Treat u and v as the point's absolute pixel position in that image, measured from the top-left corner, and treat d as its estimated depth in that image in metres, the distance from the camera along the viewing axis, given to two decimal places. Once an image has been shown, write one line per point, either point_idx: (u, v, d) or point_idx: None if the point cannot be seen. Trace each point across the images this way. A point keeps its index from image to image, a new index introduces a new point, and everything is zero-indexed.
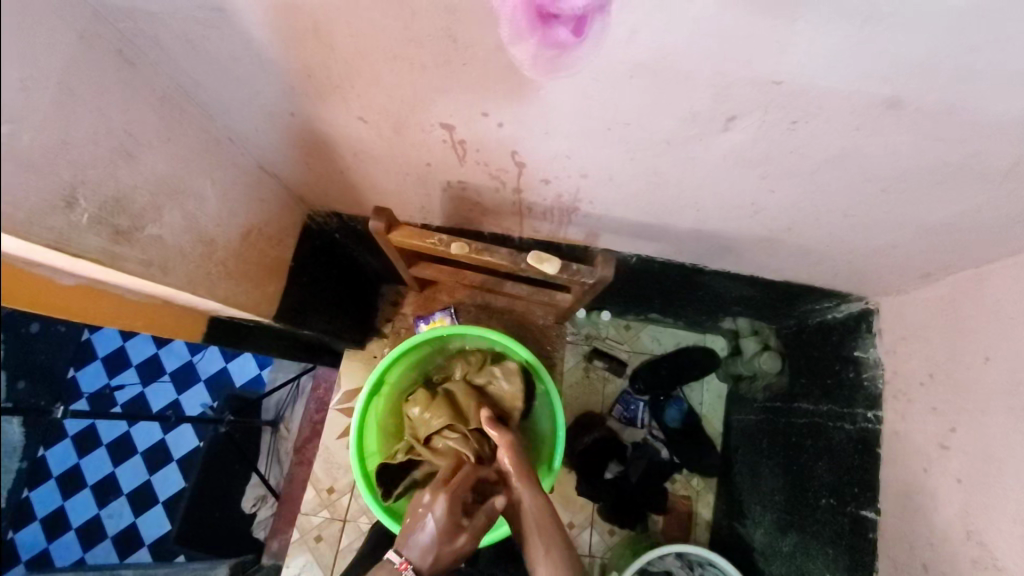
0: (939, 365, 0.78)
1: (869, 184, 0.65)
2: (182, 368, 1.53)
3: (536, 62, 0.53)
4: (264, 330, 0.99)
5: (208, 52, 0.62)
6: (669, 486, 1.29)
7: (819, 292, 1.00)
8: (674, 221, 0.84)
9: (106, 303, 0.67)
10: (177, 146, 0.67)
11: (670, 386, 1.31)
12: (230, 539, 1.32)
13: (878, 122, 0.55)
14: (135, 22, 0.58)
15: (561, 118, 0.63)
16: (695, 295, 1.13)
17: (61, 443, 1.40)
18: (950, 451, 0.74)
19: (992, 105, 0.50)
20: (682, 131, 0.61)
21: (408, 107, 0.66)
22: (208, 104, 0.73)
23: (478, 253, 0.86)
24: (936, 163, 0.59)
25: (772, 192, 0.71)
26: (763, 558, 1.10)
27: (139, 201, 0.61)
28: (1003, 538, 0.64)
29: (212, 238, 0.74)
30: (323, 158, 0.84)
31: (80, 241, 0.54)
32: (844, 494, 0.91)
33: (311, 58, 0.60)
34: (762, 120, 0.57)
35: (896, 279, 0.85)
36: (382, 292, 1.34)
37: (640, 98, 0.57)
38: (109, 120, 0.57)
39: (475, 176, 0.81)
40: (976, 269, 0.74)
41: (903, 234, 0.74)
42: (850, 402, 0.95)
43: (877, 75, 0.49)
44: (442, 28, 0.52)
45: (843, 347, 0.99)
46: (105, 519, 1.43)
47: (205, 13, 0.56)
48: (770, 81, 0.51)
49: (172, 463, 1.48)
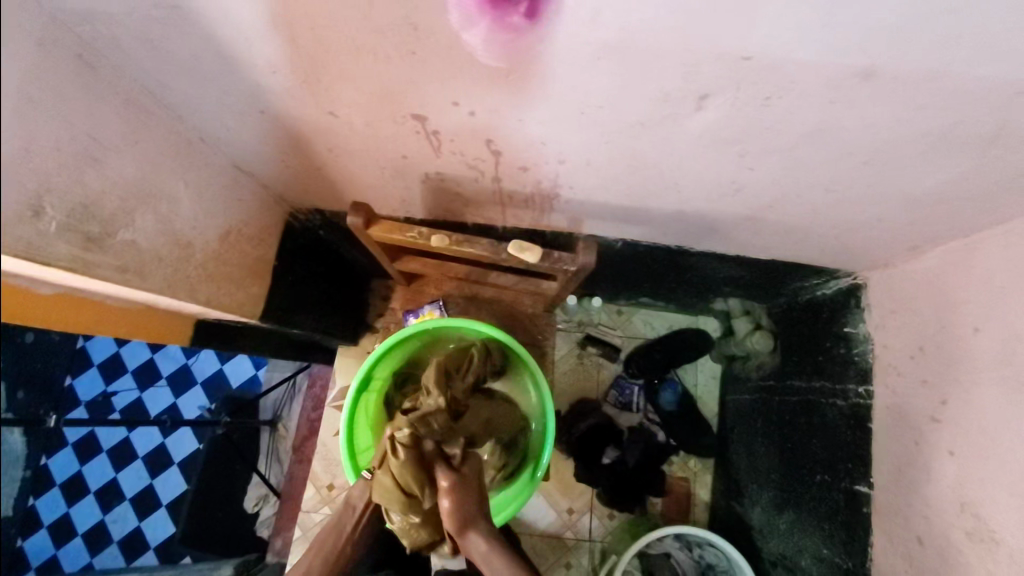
0: (928, 338, 0.77)
1: (850, 158, 0.65)
2: (177, 372, 1.51)
3: (491, 45, 0.52)
4: (252, 330, 0.97)
5: (169, 51, 0.60)
6: (666, 468, 1.29)
7: (807, 269, 0.99)
8: (656, 203, 0.83)
9: (89, 309, 0.67)
10: (145, 148, 0.66)
11: (664, 370, 1.30)
12: (237, 539, 1.35)
13: (855, 93, 0.53)
14: (94, 26, 0.56)
15: (535, 104, 0.62)
16: (685, 277, 1.12)
17: (62, 450, 1.44)
18: (941, 423, 0.74)
19: (971, 70, 0.48)
20: (656, 112, 0.60)
21: (379, 98, 0.65)
22: (178, 106, 0.71)
23: (458, 245, 0.86)
24: (918, 132, 0.58)
25: (752, 170, 0.70)
26: (760, 536, 1.10)
27: (108, 207, 0.60)
28: (998, 509, 0.64)
29: (188, 241, 0.73)
30: (299, 154, 0.83)
31: (50, 250, 0.53)
32: (838, 470, 0.92)
33: (277, 52, 0.59)
34: (735, 97, 0.56)
35: (883, 254, 0.85)
36: (373, 288, 1.31)
37: (610, 80, 0.56)
38: (72, 126, 0.55)
39: (453, 167, 0.80)
40: (964, 239, 0.73)
41: (888, 207, 0.74)
42: (841, 378, 0.95)
43: (850, 46, 0.48)
44: (402, 16, 0.51)
45: (833, 323, 0.98)
46: (110, 524, 1.42)
47: (161, 11, 0.54)
48: (739, 56, 0.50)
49: (172, 465, 1.47)
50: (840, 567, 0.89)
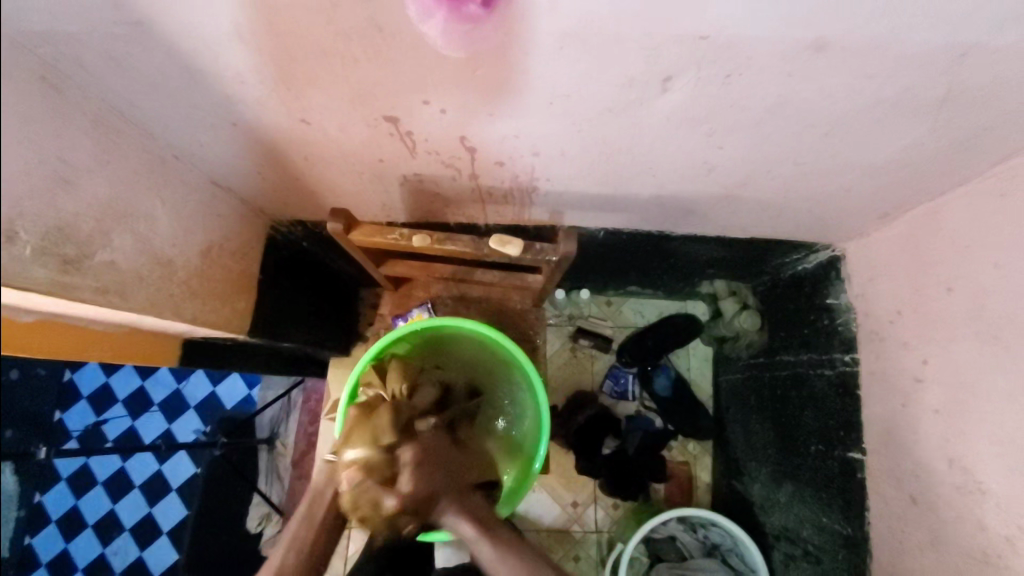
0: (905, 303, 0.79)
1: (813, 130, 0.66)
2: (170, 399, 1.40)
3: (449, 40, 0.53)
4: (240, 346, 0.97)
5: (134, 68, 0.61)
6: (666, 454, 1.30)
7: (787, 246, 1.01)
8: (633, 189, 0.84)
9: (68, 333, 0.66)
10: (117, 168, 0.65)
11: (657, 356, 1.31)
12: (239, 558, 1.33)
13: (810, 65, 0.55)
14: (56, 45, 0.56)
15: (503, 97, 0.62)
16: (668, 261, 1.13)
17: (55, 485, 1.25)
18: (924, 382, 0.75)
19: (914, 36, 0.50)
20: (622, 97, 0.62)
21: (349, 102, 0.65)
22: (147, 124, 0.71)
23: (440, 243, 0.87)
24: (875, 100, 0.60)
25: (721, 149, 0.71)
26: (762, 511, 1.12)
27: (85, 229, 0.59)
28: (984, 461, 0.66)
29: (169, 258, 0.73)
30: (273, 165, 0.83)
31: (26, 275, 0.52)
32: (831, 439, 0.93)
33: (244, 61, 0.59)
34: (697, 77, 0.57)
35: (857, 224, 0.87)
36: (361, 297, 1.32)
37: (574, 69, 0.57)
38: (41, 149, 0.54)
39: (429, 167, 0.81)
40: (931, 204, 0.76)
41: (855, 177, 0.75)
42: (827, 348, 0.96)
43: (801, 19, 0.49)
44: (365, 17, 0.51)
45: (816, 296, 1.00)
46: (111, 556, 1.29)
47: (122, 28, 0.54)
48: (697, 36, 0.51)
49: (172, 492, 1.38)
50: (841, 534, 0.90)
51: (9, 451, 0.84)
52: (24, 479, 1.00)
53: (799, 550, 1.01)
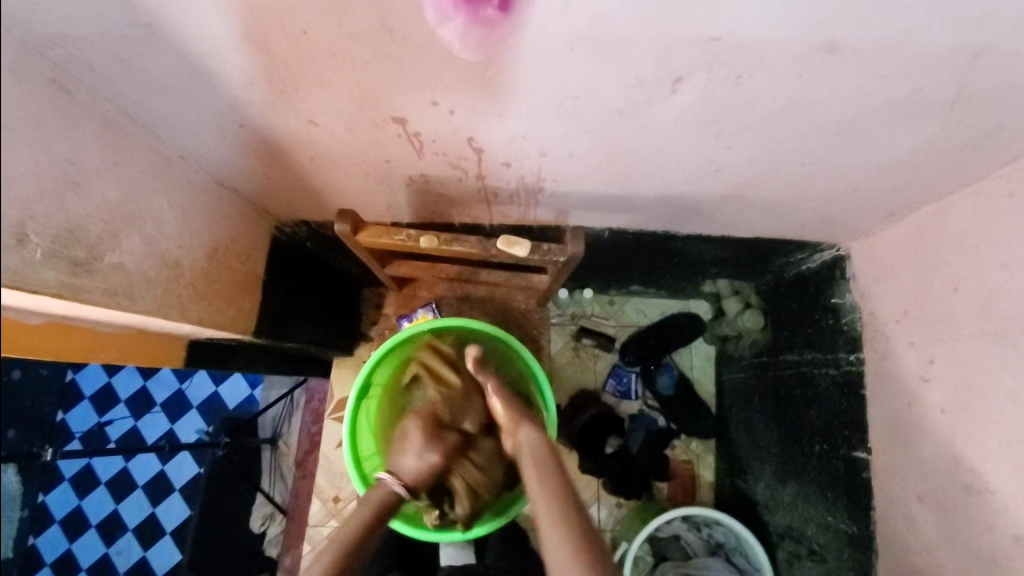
0: (912, 302, 0.80)
1: (823, 130, 0.66)
2: (172, 398, 1.38)
3: (466, 42, 0.53)
4: (246, 346, 0.97)
5: (143, 69, 0.60)
6: (669, 453, 1.31)
7: (792, 245, 1.01)
8: (639, 189, 0.84)
9: (76, 336, 0.66)
10: (125, 170, 0.65)
11: (660, 355, 1.32)
12: (241, 558, 1.35)
13: (821, 67, 0.55)
14: (68, 48, 0.56)
15: (514, 100, 0.63)
16: (673, 261, 1.13)
17: (57, 486, 1.20)
18: (931, 382, 0.76)
19: (926, 37, 0.50)
20: (632, 99, 0.62)
21: (359, 103, 0.65)
22: (155, 125, 0.70)
23: (447, 244, 0.87)
24: (884, 100, 0.60)
25: (729, 149, 0.71)
26: (766, 510, 1.13)
27: (93, 231, 0.59)
28: (991, 460, 0.66)
29: (176, 260, 0.73)
30: (279, 166, 0.82)
31: (37, 277, 0.52)
32: (836, 438, 0.94)
33: (255, 63, 0.59)
34: (708, 78, 0.58)
35: (863, 223, 0.87)
36: (363, 296, 1.32)
37: (585, 70, 0.57)
38: (51, 151, 0.54)
39: (436, 168, 0.81)
40: (937, 204, 0.76)
41: (860, 177, 0.76)
42: (831, 347, 0.97)
43: (814, 21, 0.49)
44: (377, 19, 0.51)
45: (820, 295, 1.01)
46: (113, 557, 1.25)
47: (134, 31, 0.54)
48: (710, 38, 0.52)
49: (174, 492, 1.36)
50: (846, 532, 0.91)
51: (11, 453, 0.83)
52: (26, 480, 0.99)
53: (803, 550, 1.01)
